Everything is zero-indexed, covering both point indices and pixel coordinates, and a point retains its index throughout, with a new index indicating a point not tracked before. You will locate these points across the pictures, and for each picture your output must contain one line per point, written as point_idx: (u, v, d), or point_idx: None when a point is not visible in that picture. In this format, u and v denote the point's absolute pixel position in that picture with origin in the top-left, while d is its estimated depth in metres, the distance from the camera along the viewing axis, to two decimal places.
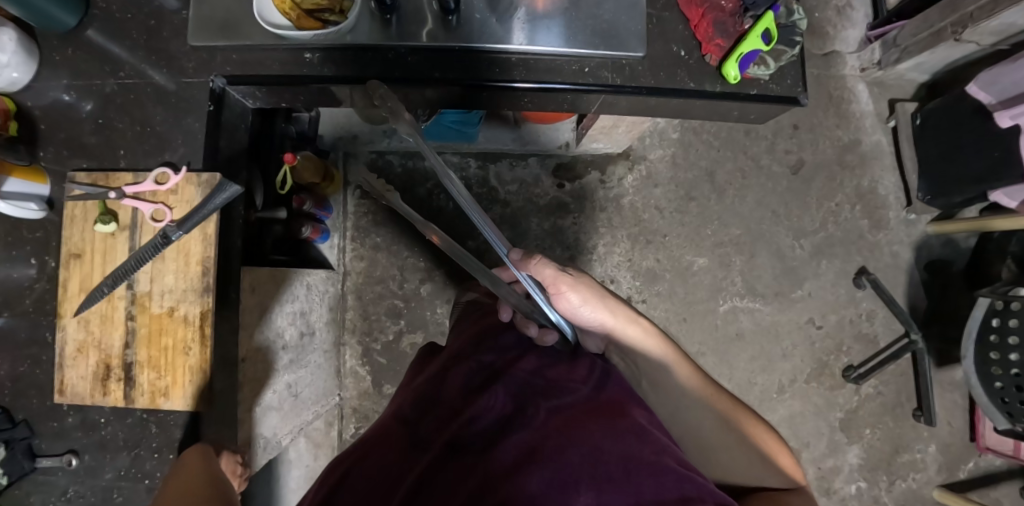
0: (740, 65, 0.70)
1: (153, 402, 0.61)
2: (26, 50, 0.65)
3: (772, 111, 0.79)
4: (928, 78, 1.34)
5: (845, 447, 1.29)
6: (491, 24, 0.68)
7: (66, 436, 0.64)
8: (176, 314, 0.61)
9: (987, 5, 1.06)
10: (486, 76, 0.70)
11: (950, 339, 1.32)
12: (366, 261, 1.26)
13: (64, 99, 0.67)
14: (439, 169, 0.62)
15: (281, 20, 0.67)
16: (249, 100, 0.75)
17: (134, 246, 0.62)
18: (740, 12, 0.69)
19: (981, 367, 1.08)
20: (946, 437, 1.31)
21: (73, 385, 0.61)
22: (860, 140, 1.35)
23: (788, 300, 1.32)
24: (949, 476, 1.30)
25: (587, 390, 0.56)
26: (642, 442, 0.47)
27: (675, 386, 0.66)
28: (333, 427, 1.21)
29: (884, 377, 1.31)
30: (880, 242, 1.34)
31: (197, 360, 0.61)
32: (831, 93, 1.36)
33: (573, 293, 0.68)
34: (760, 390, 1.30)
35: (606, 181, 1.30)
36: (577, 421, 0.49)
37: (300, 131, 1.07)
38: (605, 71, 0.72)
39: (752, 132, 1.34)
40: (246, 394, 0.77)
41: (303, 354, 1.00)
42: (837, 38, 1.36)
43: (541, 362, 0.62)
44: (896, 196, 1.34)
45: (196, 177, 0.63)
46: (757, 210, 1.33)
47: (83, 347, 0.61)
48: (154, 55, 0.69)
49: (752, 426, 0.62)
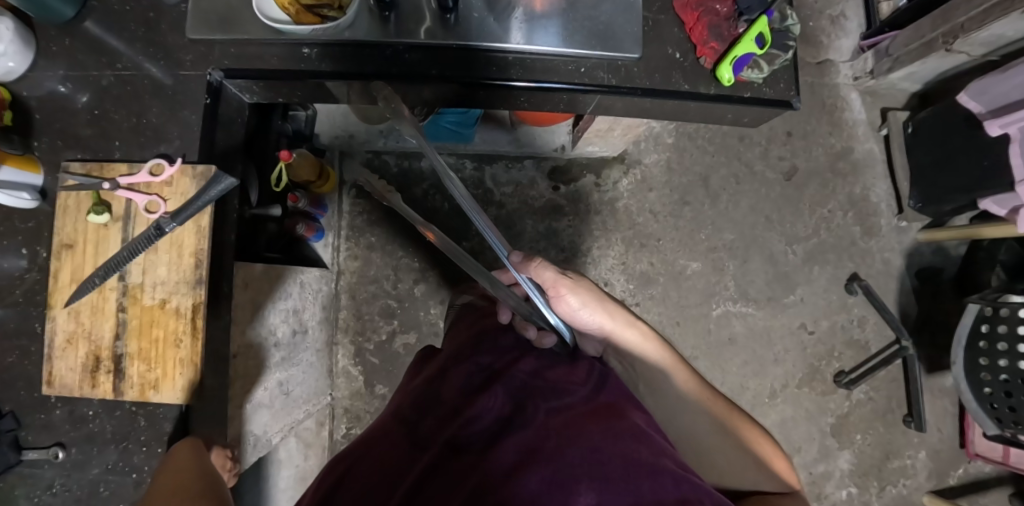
0: (734, 68, 0.72)
1: (142, 395, 0.61)
2: (23, 39, 0.65)
3: (765, 115, 0.80)
4: (919, 88, 1.37)
5: (836, 452, 1.30)
6: (489, 23, 0.69)
7: (54, 428, 0.63)
8: (168, 306, 0.61)
9: (978, 16, 1.08)
10: (483, 74, 0.71)
11: (938, 346, 1.34)
12: (360, 260, 1.26)
13: (60, 90, 0.67)
14: (439, 167, 0.63)
15: (278, 14, 0.67)
16: (245, 95, 0.75)
17: (126, 237, 0.62)
18: (735, 17, 0.71)
19: (970, 373, 1.09)
20: (935, 443, 1.32)
21: (61, 377, 0.61)
22: (853, 148, 1.37)
23: (780, 305, 1.33)
24: (938, 483, 1.31)
25: (586, 391, 0.56)
26: (641, 444, 0.47)
27: (673, 392, 0.66)
28: (324, 427, 1.20)
29: (875, 383, 1.32)
30: (871, 249, 1.35)
31: (188, 352, 0.61)
32: (825, 101, 1.38)
33: (572, 295, 0.69)
34: (752, 395, 1.30)
35: (601, 184, 1.31)
36: (577, 422, 0.49)
37: (296, 129, 1.07)
38: (601, 71, 0.73)
39: (747, 138, 1.35)
40: (237, 391, 0.76)
41: (294, 352, 0.99)
42: (830, 48, 1.38)
43: (540, 363, 0.62)
44: (888, 204, 1.36)
45: (192, 169, 0.63)
46: (750, 215, 1.34)
47: (73, 338, 0.61)
48: (152, 48, 0.69)
49: (747, 428, 0.63)
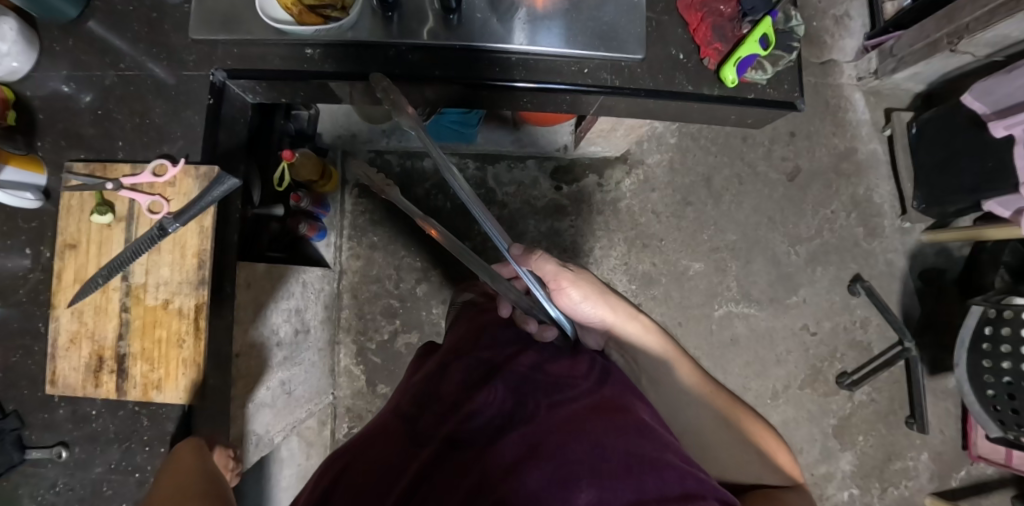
0: (738, 69, 0.71)
1: (146, 395, 0.61)
2: (27, 39, 0.65)
3: (769, 117, 0.79)
4: (923, 88, 1.36)
5: (837, 453, 1.30)
6: (491, 24, 0.69)
7: (57, 427, 0.64)
8: (171, 307, 0.61)
9: (983, 17, 1.07)
10: (486, 75, 0.70)
11: (941, 348, 1.33)
12: (362, 260, 1.26)
13: (63, 90, 0.67)
14: (441, 163, 0.63)
15: (282, 15, 0.67)
16: (248, 95, 0.75)
17: (130, 237, 0.62)
18: (739, 17, 0.71)
19: (973, 375, 1.09)
20: (938, 445, 1.31)
21: (65, 376, 0.61)
22: (856, 148, 1.37)
23: (783, 306, 1.33)
24: (941, 484, 1.31)
25: (587, 386, 0.56)
26: (644, 440, 0.47)
27: (675, 384, 0.66)
28: (326, 426, 1.20)
29: (877, 384, 1.32)
30: (874, 250, 1.35)
31: (190, 353, 0.61)
32: (829, 101, 1.37)
33: (573, 289, 0.70)
34: (755, 396, 1.30)
35: (604, 184, 1.31)
36: (578, 417, 0.48)
37: (298, 129, 1.08)
38: (604, 72, 0.73)
39: (750, 138, 1.35)
40: (239, 390, 0.77)
41: (297, 351, 0.99)
42: (834, 48, 1.37)
43: (541, 357, 0.62)
44: (891, 204, 1.36)
45: (194, 169, 0.63)
46: (753, 216, 1.34)
47: (76, 338, 0.61)
48: (155, 48, 0.69)
49: (750, 422, 0.63)
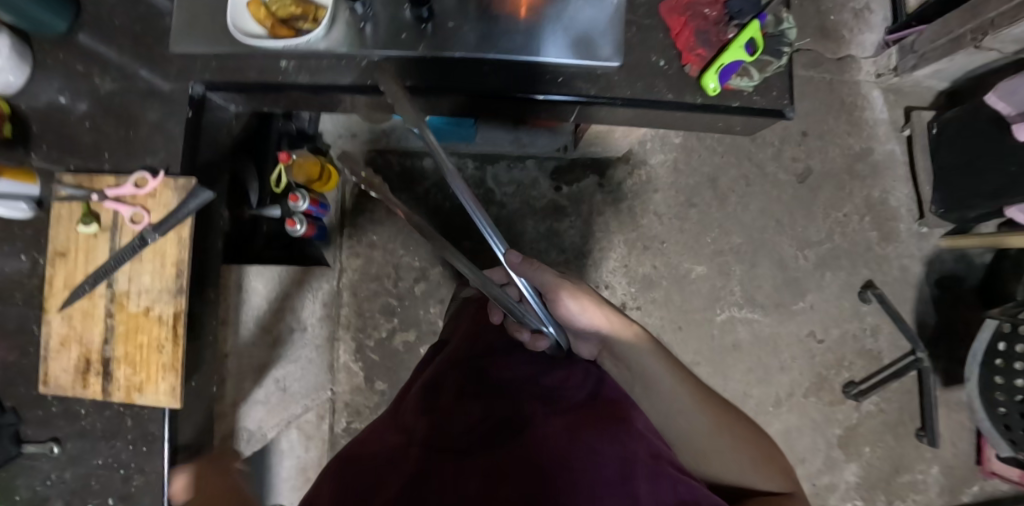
0: (720, 77, 0.69)
1: (129, 397, 0.64)
2: (20, 54, 0.67)
3: (758, 124, 0.77)
4: (948, 86, 1.29)
5: (841, 464, 1.26)
6: (463, 34, 0.68)
7: (50, 423, 0.67)
8: (152, 314, 0.64)
9: (1009, 12, 1.01)
10: (458, 85, 0.70)
11: (956, 359, 1.28)
12: (362, 258, 1.28)
13: (57, 101, 0.70)
14: (443, 164, 0.58)
15: (256, 28, 0.67)
16: (230, 106, 0.77)
17: (113, 246, 0.64)
18: (724, 21, 0.70)
19: (983, 391, 1.04)
20: (949, 459, 1.27)
21: (56, 377, 0.64)
22: (872, 149, 1.31)
23: (788, 312, 1.29)
24: (950, 499, 1.26)
25: (588, 398, 0.62)
26: (639, 448, 0.53)
27: (664, 394, 0.63)
28: (324, 420, 1.24)
29: (885, 394, 1.27)
30: (889, 255, 1.29)
31: (170, 359, 0.63)
32: (844, 99, 1.31)
33: (570, 300, 0.66)
34: (756, 403, 1.27)
35: (604, 184, 1.29)
36: (581, 427, 0.55)
37: (300, 128, 1.11)
38: (579, 80, 0.71)
39: (758, 138, 1.31)
40: (227, 389, 0.80)
41: (292, 348, 1.02)
42: (853, 43, 1.31)
43: (541, 370, 0.68)
44: (908, 208, 1.30)
45: (173, 181, 0.65)
46: (760, 218, 1.30)
47: (65, 341, 0.64)
48: (139, 61, 0.71)
49: (744, 428, 0.62)
